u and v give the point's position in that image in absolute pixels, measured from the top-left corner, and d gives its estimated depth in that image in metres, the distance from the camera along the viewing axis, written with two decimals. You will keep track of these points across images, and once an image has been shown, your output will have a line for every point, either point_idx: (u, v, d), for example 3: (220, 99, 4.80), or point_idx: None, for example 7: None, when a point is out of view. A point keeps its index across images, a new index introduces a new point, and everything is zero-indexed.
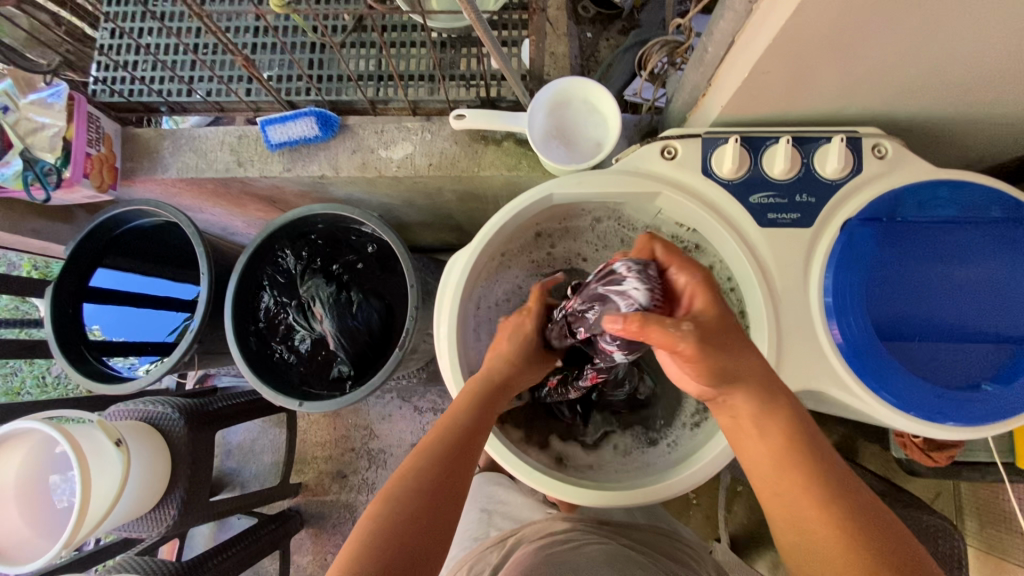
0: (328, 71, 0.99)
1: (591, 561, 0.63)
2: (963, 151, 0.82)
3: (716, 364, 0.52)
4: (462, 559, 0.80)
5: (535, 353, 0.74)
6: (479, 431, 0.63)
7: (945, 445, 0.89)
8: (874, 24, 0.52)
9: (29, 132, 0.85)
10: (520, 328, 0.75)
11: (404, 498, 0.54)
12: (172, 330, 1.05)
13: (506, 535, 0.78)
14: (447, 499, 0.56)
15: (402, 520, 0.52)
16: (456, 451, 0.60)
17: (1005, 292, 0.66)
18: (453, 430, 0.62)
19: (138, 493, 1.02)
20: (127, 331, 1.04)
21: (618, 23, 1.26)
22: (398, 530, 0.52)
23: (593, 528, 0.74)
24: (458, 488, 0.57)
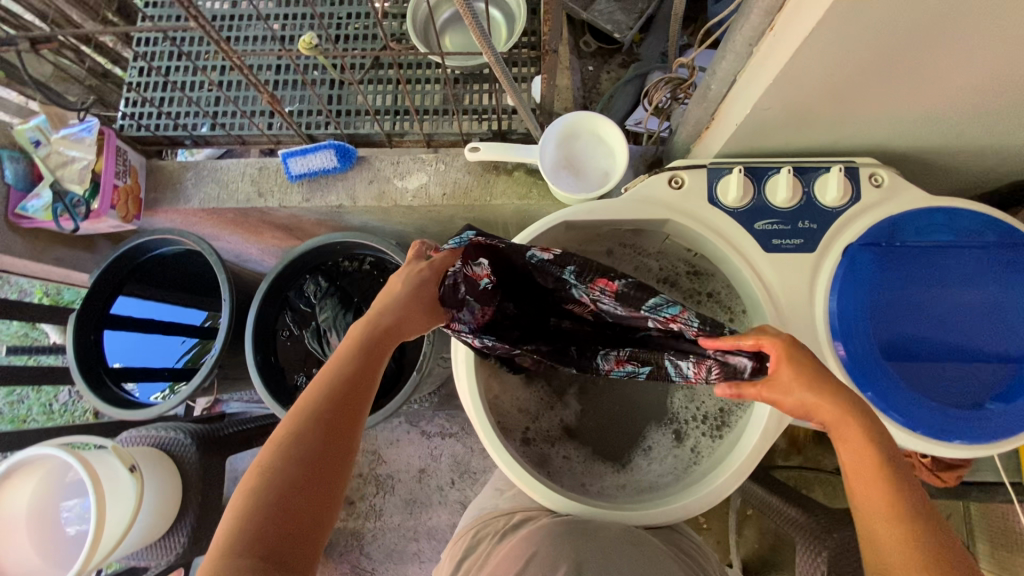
0: (346, 107, 1.03)
1: (611, 557, 0.63)
2: (955, 180, 0.86)
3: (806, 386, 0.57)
4: (468, 526, 0.85)
5: (419, 298, 0.70)
6: (360, 390, 0.60)
7: (952, 465, 0.91)
8: (871, 60, 0.56)
9: (60, 165, 0.91)
10: (413, 274, 0.72)
11: (278, 482, 0.51)
12: (185, 357, 1.09)
13: (518, 508, 0.79)
14: (327, 476, 0.54)
15: (288, 475, 0.52)
16: (331, 421, 0.56)
17: (1003, 315, 0.69)
18: (343, 374, 0.60)
19: (149, 520, 1.03)
20: (137, 355, 1.06)
21: (618, 56, 1.32)
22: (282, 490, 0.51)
23: (619, 517, 0.72)
24: (337, 460, 0.55)
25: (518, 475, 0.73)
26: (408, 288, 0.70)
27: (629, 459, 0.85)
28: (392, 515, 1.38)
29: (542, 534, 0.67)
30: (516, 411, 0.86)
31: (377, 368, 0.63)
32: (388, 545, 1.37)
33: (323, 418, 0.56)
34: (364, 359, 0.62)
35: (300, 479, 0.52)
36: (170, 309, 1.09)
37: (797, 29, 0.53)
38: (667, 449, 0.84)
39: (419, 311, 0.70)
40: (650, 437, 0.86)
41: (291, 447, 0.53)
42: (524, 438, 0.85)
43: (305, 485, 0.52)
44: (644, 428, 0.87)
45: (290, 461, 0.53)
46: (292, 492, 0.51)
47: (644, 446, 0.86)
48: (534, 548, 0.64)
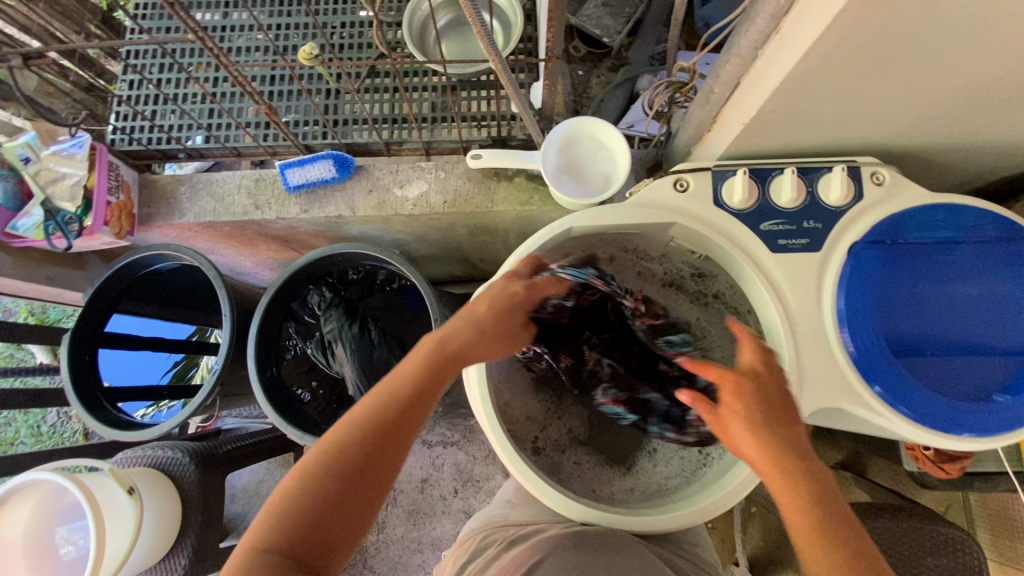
0: (343, 116, 1.02)
1: (629, 567, 0.62)
2: (950, 177, 0.88)
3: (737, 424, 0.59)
4: (474, 528, 0.84)
5: (495, 326, 0.69)
6: (412, 412, 0.59)
7: (955, 457, 0.93)
8: (875, 63, 0.57)
9: (49, 182, 0.87)
10: (506, 291, 0.70)
11: (314, 490, 0.53)
12: (171, 375, 1.09)
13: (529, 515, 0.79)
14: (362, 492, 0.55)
15: (325, 489, 0.54)
16: (379, 437, 0.57)
17: (1008, 307, 0.70)
18: (400, 393, 0.60)
19: (148, 544, 1.00)
20: (125, 373, 1.03)
21: (607, 60, 1.33)
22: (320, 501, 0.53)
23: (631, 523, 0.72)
24: (376, 475, 0.56)
25: (531, 482, 0.73)
26: (495, 312, 0.69)
27: (634, 461, 0.85)
28: (395, 527, 1.36)
29: (558, 543, 0.67)
30: (524, 419, 0.85)
31: (435, 389, 0.62)
32: (392, 557, 1.35)
33: (371, 436, 0.57)
34: (425, 379, 0.62)
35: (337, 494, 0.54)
36: (160, 324, 1.07)
37: (806, 33, 0.53)
38: (674, 450, 0.84)
39: (495, 337, 0.68)
40: (656, 439, 0.85)
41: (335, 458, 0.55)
42: (533, 448, 0.84)
43: (340, 501, 0.54)
44: (652, 430, 0.86)
45: (330, 475, 0.54)
46: (327, 501, 0.53)
47: (648, 448, 0.85)
48: (551, 555, 0.63)
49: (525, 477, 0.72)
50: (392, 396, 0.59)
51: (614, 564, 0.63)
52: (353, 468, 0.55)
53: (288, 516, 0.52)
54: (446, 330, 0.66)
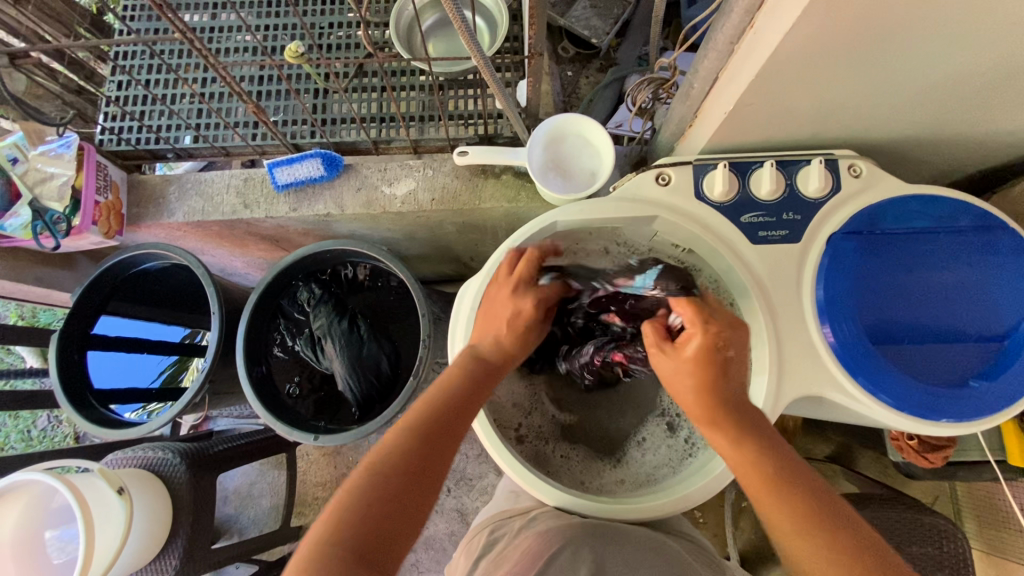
0: (331, 116, 1.03)
1: (616, 557, 0.63)
2: (928, 170, 0.90)
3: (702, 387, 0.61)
4: (481, 524, 0.84)
5: (515, 330, 0.71)
6: (463, 420, 0.63)
7: (938, 446, 0.95)
8: (847, 56, 0.58)
9: (37, 182, 0.87)
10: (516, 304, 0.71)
11: (377, 493, 0.54)
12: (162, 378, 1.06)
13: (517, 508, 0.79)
14: (420, 494, 0.55)
15: (387, 485, 0.55)
16: (431, 440, 0.59)
17: (983, 295, 0.71)
18: (454, 400, 0.63)
19: (139, 543, 1.00)
20: (118, 375, 1.03)
21: (596, 61, 1.35)
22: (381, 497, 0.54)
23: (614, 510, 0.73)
24: (431, 479, 0.57)
25: (517, 473, 0.74)
26: (514, 325, 0.71)
27: (624, 453, 0.86)
28: None
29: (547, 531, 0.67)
30: (510, 406, 0.86)
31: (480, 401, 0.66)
32: None
33: (429, 436, 0.59)
34: (474, 389, 0.66)
35: (396, 490, 0.55)
36: (152, 326, 1.06)
37: (777, 27, 0.55)
38: (661, 440, 0.85)
39: (518, 342, 0.71)
40: (645, 430, 0.87)
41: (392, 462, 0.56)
42: (518, 437, 0.84)
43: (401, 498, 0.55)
44: (641, 421, 0.88)
45: (394, 472, 0.55)
46: (388, 501, 0.54)
47: (637, 438, 0.87)
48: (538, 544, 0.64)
49: (511, 468, 0.73)
50: (445, 402, 0.63)
51: (601, 554, 0.63)
52: (411, 471, 0.56)
53: (352, 519, 0.52)
54: (482, 341, 0.71)
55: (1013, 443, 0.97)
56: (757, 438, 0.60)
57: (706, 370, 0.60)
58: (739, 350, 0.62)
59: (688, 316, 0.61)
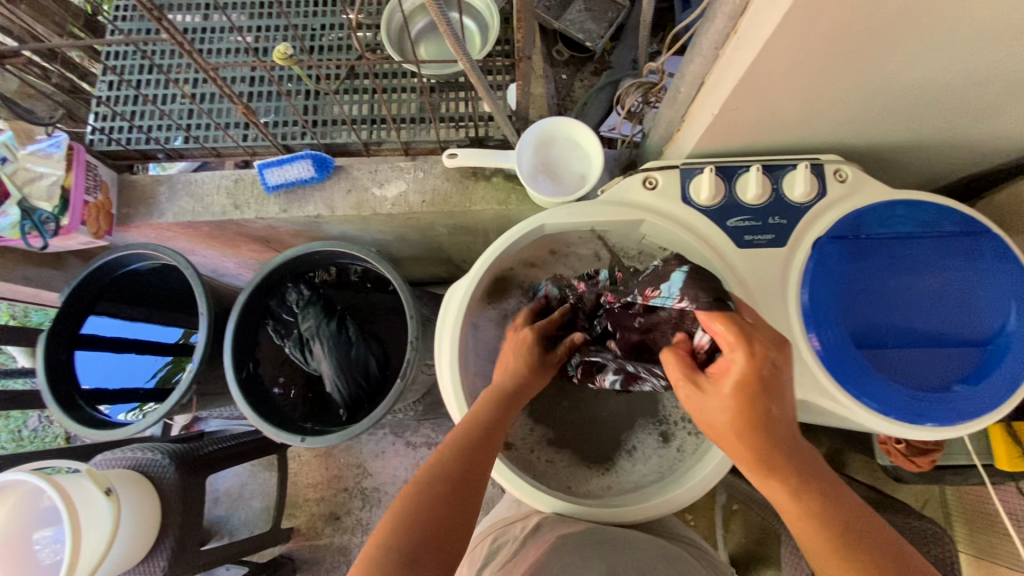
0: (322, 117, 1.03)
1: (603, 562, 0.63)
2: (915, 175, 0.90)
3: (749, 413, 0.56)
4: (486, 531, 0.85)
5: (530, 358, 0.78)
6: (493, 439, 0.66)
7: (925, 450, 0.95)
8: (829, 62, 0.58)
9: (26, 181, 0.87)
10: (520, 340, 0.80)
11: (426, 506, 0.56)
12: (156, 378, 1.05)
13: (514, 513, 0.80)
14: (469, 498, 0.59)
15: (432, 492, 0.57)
16: (473, 453, 0.63)
17: (966, 300, 0.72)
18: (484, 420, 0.68)
19: (127, 545, 0.99)
20: (109, 376, 1.02)
21: (590, 65, 1.36)
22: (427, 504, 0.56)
23: (601, 516, 0.74)
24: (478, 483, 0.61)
25: (504, 477, 0.75)
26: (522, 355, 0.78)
27: (614, 462, 0.85)
28: None
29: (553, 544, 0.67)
30: None
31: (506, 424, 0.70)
32: None
33: (466, 452, 0.63)
34: (501, 413, 0.70)
35: (439, 498, 0.57)
36: (145, 327, 1.06)
37: (759, 32, 0.55)
38: (652, 449, 0.85)
39: (533, 368, 0.77)
40: (636, 438, 0.87)
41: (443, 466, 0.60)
42: (508, 443, 0.85)
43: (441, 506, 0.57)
44: (632, 427, 0.87)
45: (439, 482, 0.59)
46: (433, 509, 0.56)
47: (628, 447, 0.86)
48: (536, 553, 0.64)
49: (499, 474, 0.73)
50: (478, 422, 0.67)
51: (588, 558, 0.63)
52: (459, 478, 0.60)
53: (408, 521, 0.55)
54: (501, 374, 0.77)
55: (1000, 448, 0.97)
56: (813, 480, 0.55)
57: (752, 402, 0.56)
58: (787, 373, 0.58)
59: (725, 336, 0.58)
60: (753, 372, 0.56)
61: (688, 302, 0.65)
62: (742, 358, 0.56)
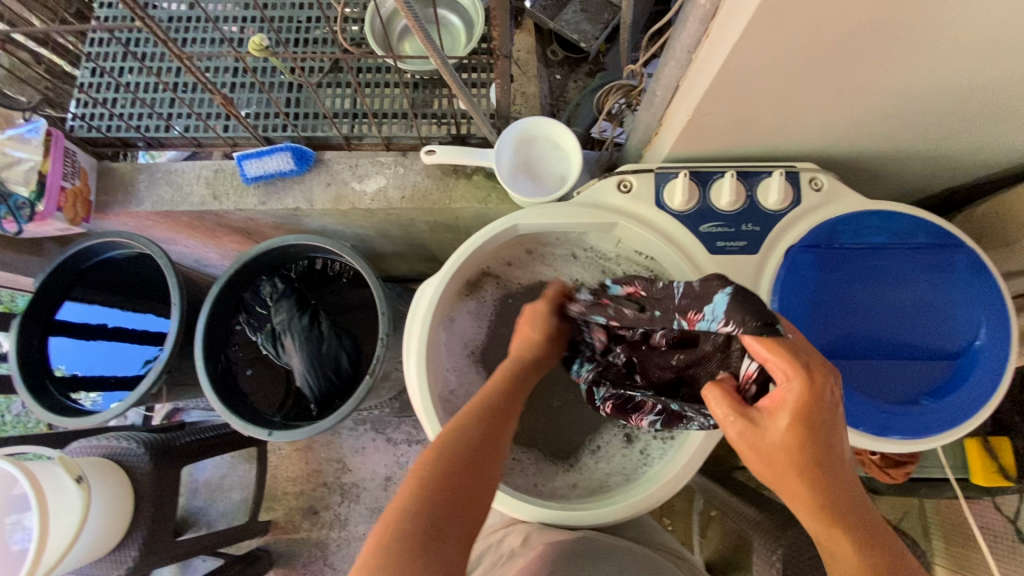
0: (304, 109, 1.03)
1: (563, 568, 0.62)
2: (896, 186, 0.90)
3: (799, 445, 0.52)
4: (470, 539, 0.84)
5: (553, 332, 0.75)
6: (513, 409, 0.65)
7: (900, 462, 0.95)
8: (799, 69, 0.58)
9: (4, 166, 0.85)
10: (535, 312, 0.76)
11: (451, 466, 0.55)
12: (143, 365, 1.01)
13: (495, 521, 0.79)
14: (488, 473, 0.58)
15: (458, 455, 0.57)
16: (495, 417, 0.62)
17: (937, 313, 0.72)
18: (504, 387, 0.67)
19: (98, 533, 0.98)
20: (93, 365, 1.01)
21: (585, 65, 1.35)
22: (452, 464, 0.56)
23: (573, 520, 0.73)
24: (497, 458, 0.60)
25: None
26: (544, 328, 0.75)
27: (578, 459, 0.85)
28: (357, 524, 1.36)
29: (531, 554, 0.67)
30: None
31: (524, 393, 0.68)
32: (354, 553, 1.35)
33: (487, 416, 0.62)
34: (519, 380, 0.69)
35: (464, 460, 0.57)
36: (138, 318, 1.05)
37: (727, 37, 0.55)
38: (617, 449, 0.85)
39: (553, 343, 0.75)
40: (601, 437, 0.86)
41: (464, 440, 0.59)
42: None
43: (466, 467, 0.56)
44: (598, 428, 0.87)
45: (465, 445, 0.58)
46: (458, 470, 0.56)
47: (592, 446, 0.86)
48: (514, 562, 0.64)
49: None
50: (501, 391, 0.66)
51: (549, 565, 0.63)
52: (477, 449, 0.58)
53: (427, 496, 0.53)
54: (520, 344, 0.74)
55: (975, 461, 0.96)
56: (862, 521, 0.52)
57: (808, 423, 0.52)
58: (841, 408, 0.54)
59: (780, 366, 0.53)
60: (808, 399, 0.52)
61: (733, 327, 0.59)
62: (797, 385, 0.52)
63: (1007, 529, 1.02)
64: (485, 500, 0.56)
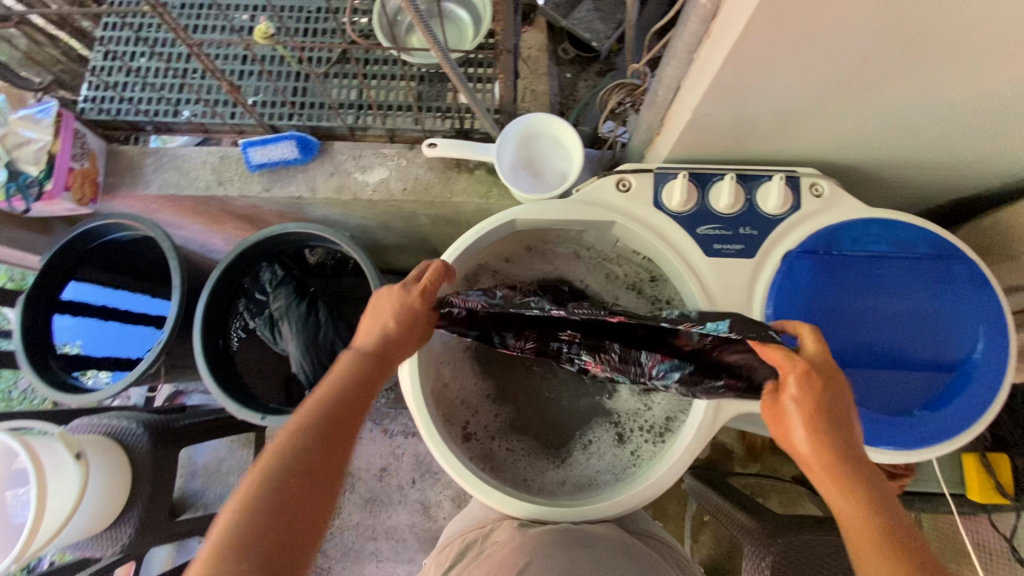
0: (311, 99, 1.03)
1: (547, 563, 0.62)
2: (900, 195, 0.89)
3: (805, 419, 0.59)
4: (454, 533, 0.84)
5: (409, 319, 0.65)
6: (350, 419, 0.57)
7: (895, 474, 0.95)
8: (800, 72, 0.57)
9: (16, 145, 0.89)
10: (389, 299, 0.65)
11: (275, 494, 0.50)
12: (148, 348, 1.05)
13: (490, 520, 0.79)
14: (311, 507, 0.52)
15: (284, 478, 0.51)
16: (331, 432, 0.55)
17: (934, 323, 0.71)
18: (341, 392, 0.58)
19: (95, 508, 1.00)
20: (100, 346, 1.04)
21: (595, 65, 1.35)
22: (278, 492, 0.51)
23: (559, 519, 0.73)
24: (332, 478, 0.54)
25: (461, 475, 0.73)
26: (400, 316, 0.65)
27: (568, 454, 0.85)
28: (351, 513, 1.34)
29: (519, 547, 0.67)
30: (459, 402, 0.85)
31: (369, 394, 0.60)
32: (347, 543, 1.33)
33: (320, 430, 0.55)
34: (362, 378, 0.60)
35: (290, 486, 0.51)
36: (149, 301, 1.10)
37: (727, 37, 0.54)
38: (608, 447, 0.84)
39: (411, 332, 0.65)
40: (593, 433, 0.86)
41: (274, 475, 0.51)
42: (465, 433, 0.84)
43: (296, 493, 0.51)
44: (591, 424, 0.87)
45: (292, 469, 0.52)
46: (285, 500, 0.50)
47: (584, 441, 0.85)
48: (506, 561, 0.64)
49: (452, 467, 0.72)
50: (342, 398, 0.58)
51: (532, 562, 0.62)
52: (306, 471, 0.52)
53: (249, 527, 0.48)
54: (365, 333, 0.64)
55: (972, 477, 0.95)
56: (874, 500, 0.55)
57: (815, 405, 0.59)
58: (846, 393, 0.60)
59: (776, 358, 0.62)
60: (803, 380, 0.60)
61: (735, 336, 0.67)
62: (790, 371, 0.60)
63: (1002, 547, 1.00)
64: (320, 520, 0.52)
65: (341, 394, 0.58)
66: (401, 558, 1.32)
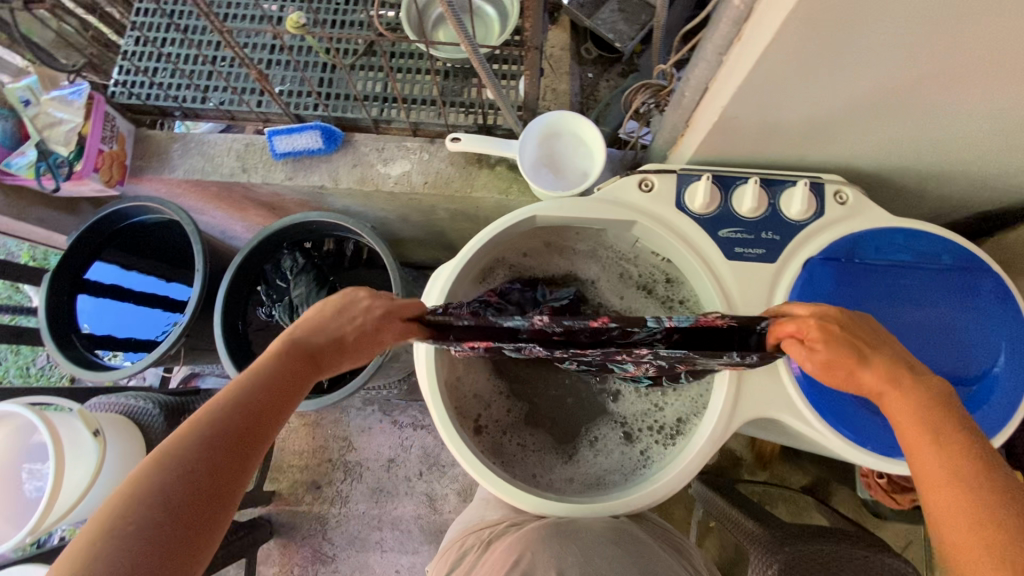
0: (336, 90, 1.04)
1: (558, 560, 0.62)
2: (925, 206, 0.88)
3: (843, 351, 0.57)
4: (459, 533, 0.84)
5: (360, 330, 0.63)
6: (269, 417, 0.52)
7: (907, 488, 0.95)
8: (832, 77, 0.57)
9: (46, 125, 0.90)
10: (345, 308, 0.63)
11: (169, 486, 0.44)
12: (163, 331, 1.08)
13: (502, 519, 0.80)
14: (208, 511, 0.45)
15: (184, 469, 0.45)
16: (245, 427, 0.49)
17: (957, 335, 0.70)
18: (268, 382, 0.53)
19: (109, 485, 1.01)
20: (120, 327, 1.06)
21: (617, 66, 1.35)
22: (176, 480, 0.44)
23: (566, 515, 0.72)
24: (235, 480, 0.47)
25: (472, 466, 0.74)
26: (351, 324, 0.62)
27: (576, 450, 0.85)
28: (358, 502, 1.35)
29: (529, 543, 0.67)
30: (471, 396, 0.86)
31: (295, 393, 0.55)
32: (352, 532, 1.34)
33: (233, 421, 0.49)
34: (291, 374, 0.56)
35: (189, 479, 0.45)
36: (170, 286, 1.12)
37: (759, 39, 0.54)
38: (615, 446, 0.85)
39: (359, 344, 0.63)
40: (600, 431, 0.86)
41: (185, 457, 0.45)
42: (476, 427, 0.85)
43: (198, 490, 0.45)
44: (598, 422, 0.87)
45: (194, 461, 0.46)
46: (182, 493, 0.44)
47: (590, 438, 0.86)
48: (516, 555, 0.65)
49: (463, 458, 0.73)
50: (267, 388, 0.53)
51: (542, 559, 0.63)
52: (208, 463, 0.46)
53: (136, 513, 0.42)
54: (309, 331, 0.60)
55: None
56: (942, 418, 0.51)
57: (849, 343, 0.57)
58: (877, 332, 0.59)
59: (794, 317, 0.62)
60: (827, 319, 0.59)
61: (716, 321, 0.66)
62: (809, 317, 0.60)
63: None
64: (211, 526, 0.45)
65: (263, 386, 0.53)
66: (405, 549, 1.32)
